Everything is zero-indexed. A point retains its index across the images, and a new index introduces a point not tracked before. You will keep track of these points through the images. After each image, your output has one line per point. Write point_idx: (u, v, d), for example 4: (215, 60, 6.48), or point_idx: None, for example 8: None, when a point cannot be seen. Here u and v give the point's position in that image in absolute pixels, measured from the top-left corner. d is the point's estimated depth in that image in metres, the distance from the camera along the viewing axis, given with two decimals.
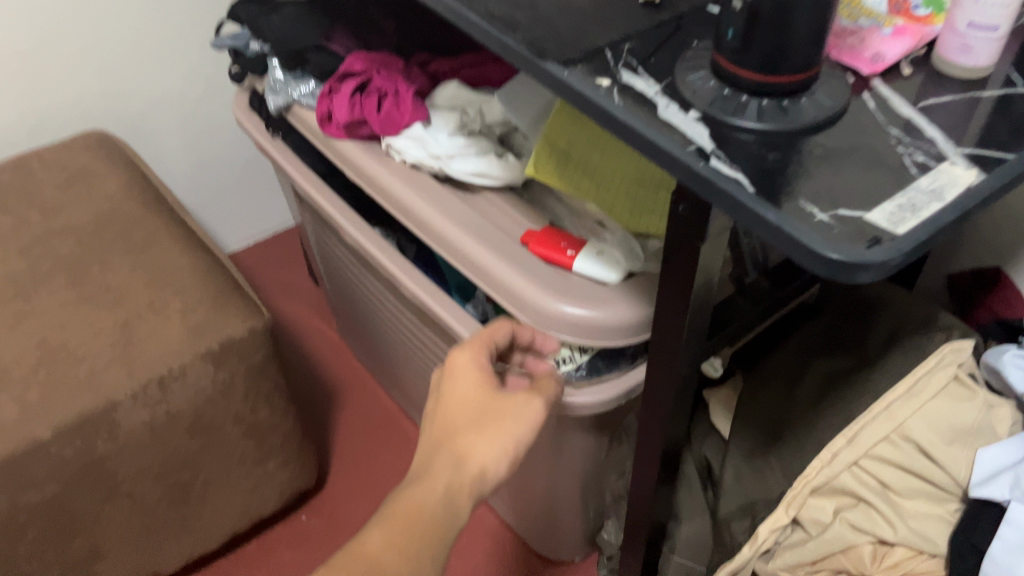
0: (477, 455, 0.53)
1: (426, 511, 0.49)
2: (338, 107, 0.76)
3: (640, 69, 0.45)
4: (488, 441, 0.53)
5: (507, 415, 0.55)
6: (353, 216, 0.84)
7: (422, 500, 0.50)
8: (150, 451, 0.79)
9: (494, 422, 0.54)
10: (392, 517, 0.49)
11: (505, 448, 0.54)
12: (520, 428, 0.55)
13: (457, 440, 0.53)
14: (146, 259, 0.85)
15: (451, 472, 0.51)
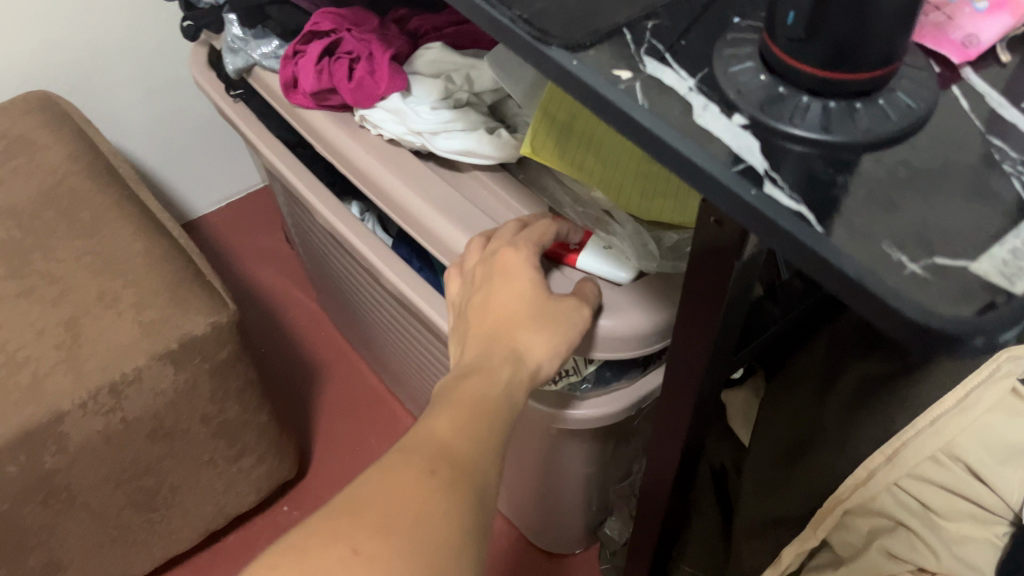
0: (532, 348, 0.50)
1: (491, 400, 0.46)
2: (304, 74, 0.65)
3: (669, 58, 0.36)
4: (542, 339, 0.50)
5: (559, 318, 0.51)
6: (324, 193, 0.74)
7: (485, 383, 0.47)
8: (107, 460, 0.72)
9: (548, 323, 0.50)
10: (455, 405, 0.46)
11: (556, 348, 0.50)
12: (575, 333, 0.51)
13: (510, 335, 0.50)
14: (95, 244, 0.75)
15: (511, 368, 0.48)
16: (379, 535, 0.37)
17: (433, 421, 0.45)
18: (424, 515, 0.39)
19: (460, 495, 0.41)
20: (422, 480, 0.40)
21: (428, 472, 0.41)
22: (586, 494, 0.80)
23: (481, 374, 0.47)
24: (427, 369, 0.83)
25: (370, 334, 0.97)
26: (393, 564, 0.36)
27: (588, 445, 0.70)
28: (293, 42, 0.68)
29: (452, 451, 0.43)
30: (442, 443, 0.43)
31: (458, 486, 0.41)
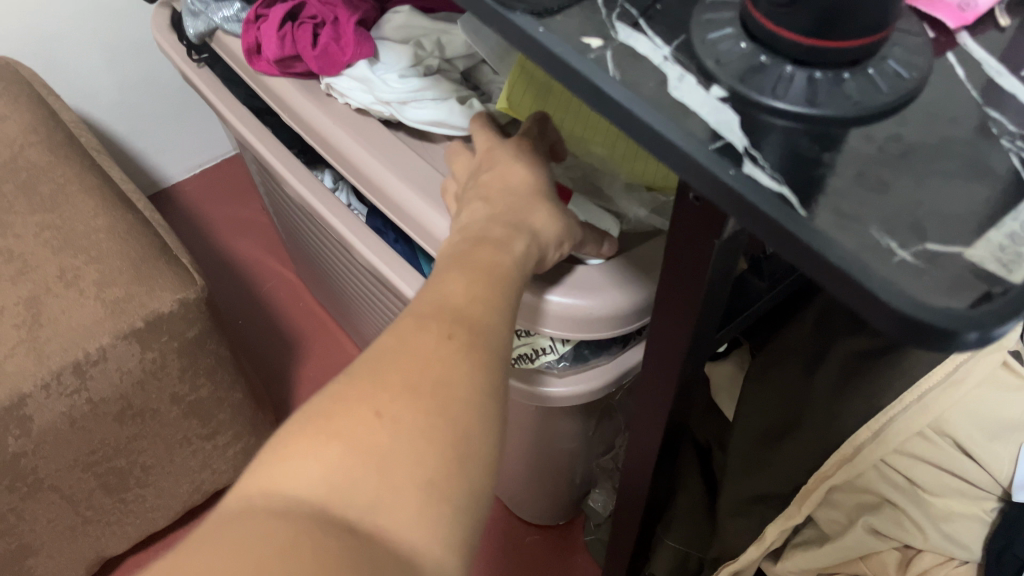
0: (547, 229, 0.46)
1: (504, 271, 0.41)
2: (266, 40, 0.62)
3: (642, 24, 0.33)
4: (557, 225, 0.46)
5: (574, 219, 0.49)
6: (294, 164, 0.71)
7: (503, 253, 0.42)
8: (74, 442, 0.69)
9: (563, 213, 0.47)
10: (465, 270, 0.40)
11: (567, 241, 0.48)
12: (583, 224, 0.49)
13: (528, 212, 0.45)
14: (56, 219, 0.72)
15: (525, 241, 0.43)
16: (398, 397, 0.33)
17: (440, 286, 0.39)
18: (443, 380, 0.34)
19: (480, 360, 0.36)
20: (438, 343, 0.35)
21: (444, 335, 0.36)
22: (570, 469, 0.79)
23: (495, 243, 0.42)
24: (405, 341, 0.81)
25: (347, 303, 0.95)
26: (417, 430, 0.32)
27: (569, 422, 0.68)
28: (256, 7, 0.65)
29: (468, 315, 0.37)
30: (458, 306, 0.38)
31: (476, 352, 0.36)
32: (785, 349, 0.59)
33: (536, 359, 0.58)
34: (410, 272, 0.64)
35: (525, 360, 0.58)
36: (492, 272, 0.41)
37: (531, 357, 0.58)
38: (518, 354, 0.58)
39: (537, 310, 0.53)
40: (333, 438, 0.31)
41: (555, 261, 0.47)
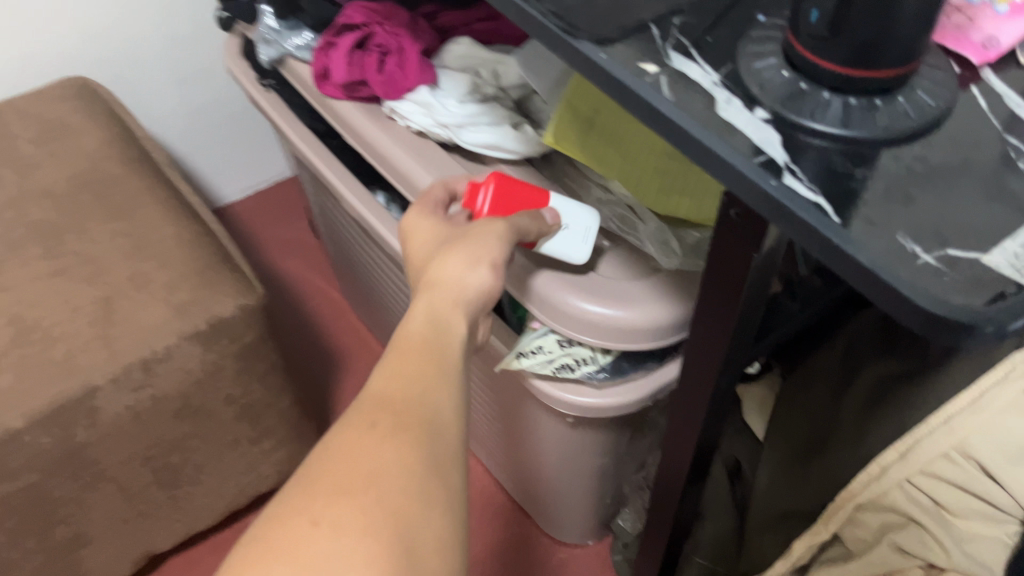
0: (455, 270, 0.47)
1: (421, 342, 0.43)
2: (335, 66, 0.67)
3: (694, 53, 0.37)
4: (461, 259, 0.48)
5: (481, 233, 0.49)
6: (352, 182, 0.76)
7: (422, 333, 0.44)
8: (135, 436, 0.74)
9: (467, 244, 0.49)
10: (389, 358, 0.42)
11: (488, 262, 0.48)
12: (494, 238, 0.49)
13: (428, 273, 0.48)
14: (129, 228, 0.77)
15: (433, 300, 0.46)
16: (331, 500, 0.34)
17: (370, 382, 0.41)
18: (375, 468, 0.36)
19: (408, 436, 0.38)
20: (365, 434, 0.37)
21: (367, 426, 0.38)
22: (601, 486, 0.81)
23: (410, 321, 0.45)
24: None
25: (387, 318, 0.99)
26: (356, 526, 0.34)
27: (604, 436, 0.71)
28: (327, 34, 0.69)
29: (393, 400, 0.39)
30: (382, 395, 0.40)
31: (403, 432, 0.37)
32: (815, 375, 0.64)
33: (577, 370, 0.60)
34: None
35: (567, 370, 0.60)
36: (408, 348, 0.43)
37: (573, 368, 0.60)
38: (560, 365, 0.60)
39: (571, 319, 0.57)
40: (276, 555, 0.33)
41: (485, 286, 0.48)
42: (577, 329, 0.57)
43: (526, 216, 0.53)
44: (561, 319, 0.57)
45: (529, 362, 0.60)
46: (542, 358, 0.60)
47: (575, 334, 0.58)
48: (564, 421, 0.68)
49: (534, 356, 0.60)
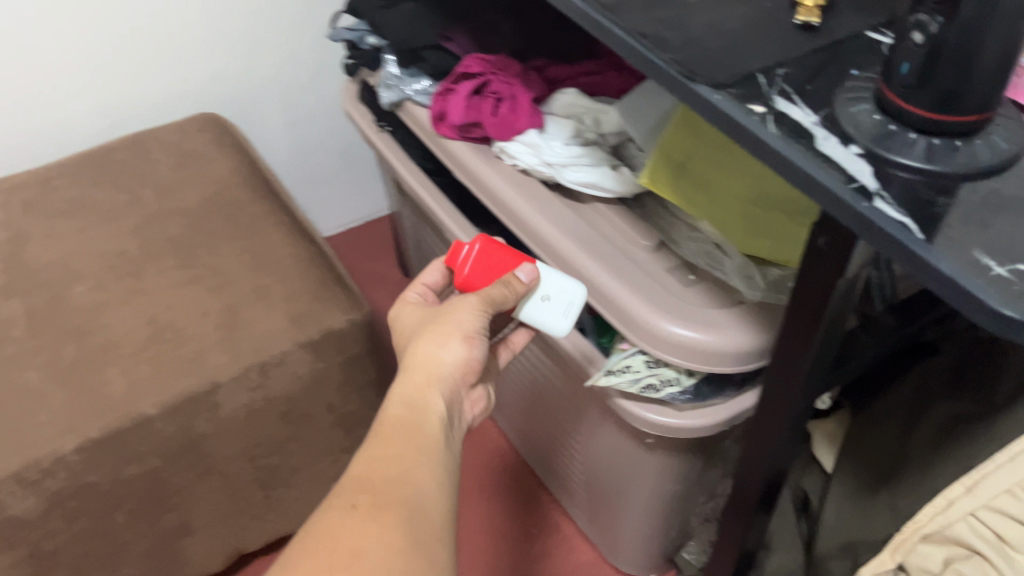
0: (429, 353, 0.58)
1: (401, 424, 0.54)
2: (453, 108, 0.75)
3: (796, 98, 0.43)
4: (434, 339, 0.59)
5: (456, 311, 0.59)
6: (454, 214, 0.83)
7: (402, 415, 0.54)
8: (246, 433, 0.81)
9: (442, 324, 0.59)
10: (374, 446, 0.52)
11: (461, 336, 0.59)
12: (465, 314, 0.59)
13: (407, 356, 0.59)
14: (253, 247, 0.86)
15: (410, 384, 0.57)
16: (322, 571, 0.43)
17: (358, 469, 0.50)
18: (363, 541, 0.45)
19: (386, 516, 0.46)
20: (349, 515, 0.46)
21: (351, 507, 0.47)
22: (669, 514, 0.85)
23: (392, 401, 0.56)
24: (524, 380, 0.92)
25: None
26: None
27: (678, 461, 0.76)
28: (446, 81, 0.78)
29: (373, 484, 0.49)
30: (365, 480, 0.49)
31: (383, 510, 0.47)
32: (882, 412, 0.67)
33: (661, 390, 0.65)
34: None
35: (652, 390, 0.65)
36: (392, 431, 0.53)
37: (657, 388, 0.65)
38: (645, 385, 0.65)
39: (657, 340, 0.63)
40: None
41: (460, 359, 0.58)
42: (661, 348, 0.63)
43: (501, 287, 0.60)
44: (652, 339, 0.63)
45: (617, 379, 0.65)
46: (630, 377, 0.65)
47: (659, 353, 0.63)
48: (642, 443, 0.73)
49: (622, 374, 0.65)
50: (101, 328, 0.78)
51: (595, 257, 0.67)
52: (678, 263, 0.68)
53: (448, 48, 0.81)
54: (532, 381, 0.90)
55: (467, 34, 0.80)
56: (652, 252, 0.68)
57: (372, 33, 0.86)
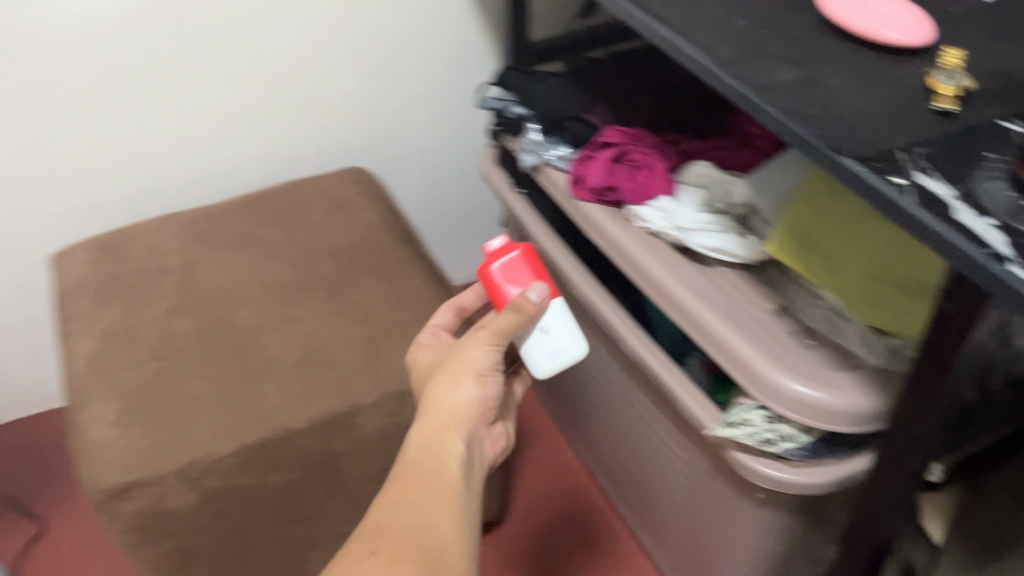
0: (447, 394, 0.67)
1: (416, 467, 0.63)
2: (593, 173, 0.82)
3: (935, 174, 0.48)
4: (445, 383, 0.68)
5: (462, 356, 0.68)
6: (582, 271, 0.90)
7: (418, 462, 0.64)
8: (376, 456, 0.88)
9: (453, 370, 0.68)
10: (396, 489, 0.62)
11: (474, 377, 0.68)
12: (479, 354, 0.68)
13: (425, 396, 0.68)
14: (395, 287, 0.95)
15: (428, 429, 0.66)
16: None
17: (382, 513, 0.60)
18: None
19: (399, 557, 0.56)
20: (367, 562, 0.56)
21: (370, 553, 0.56)
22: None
23: (407, 451, 0.65)
24: (634, 438, 0.98)
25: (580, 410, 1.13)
26: None
27: (784, 521, 0.79)
28: (585, 150, 0.85)
29: (390, 534, 0.58)
30: (382, 530, 0.58)
31: (401, 560, 0.56)
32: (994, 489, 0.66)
33: (777, 445, 0.69)
34: (675, 367, 0.80)
35: (769, 444, 0.69)
36: (410, 474, 0.63)
37: (773, 443, 0.69)
38: (763, 438, 0.69)
39: (779, 395, 0.67)
40: None
41: (474, 396, 0.68)
42: (781, 403, 0.67)
43: (512, 315, 0.67)
44: (770, 394, 0.67)
45: (737, 431, 0.70)
46: (748, 430, 0.69)
47: (779, 408, 0.68)
48: (749, 499, 0.77)
49: (741, 427, 0.70)
50: (260, 349, 0.88)
51: (720, 316, 0.72)
52: (798, 327, 0.72)
53: (588, 119, 0.89)
54: (639, 432, 0.96)
55: (608, 107, 0.90)
56: (773, 315, 0.73)
57: (519, 103, 0.94)
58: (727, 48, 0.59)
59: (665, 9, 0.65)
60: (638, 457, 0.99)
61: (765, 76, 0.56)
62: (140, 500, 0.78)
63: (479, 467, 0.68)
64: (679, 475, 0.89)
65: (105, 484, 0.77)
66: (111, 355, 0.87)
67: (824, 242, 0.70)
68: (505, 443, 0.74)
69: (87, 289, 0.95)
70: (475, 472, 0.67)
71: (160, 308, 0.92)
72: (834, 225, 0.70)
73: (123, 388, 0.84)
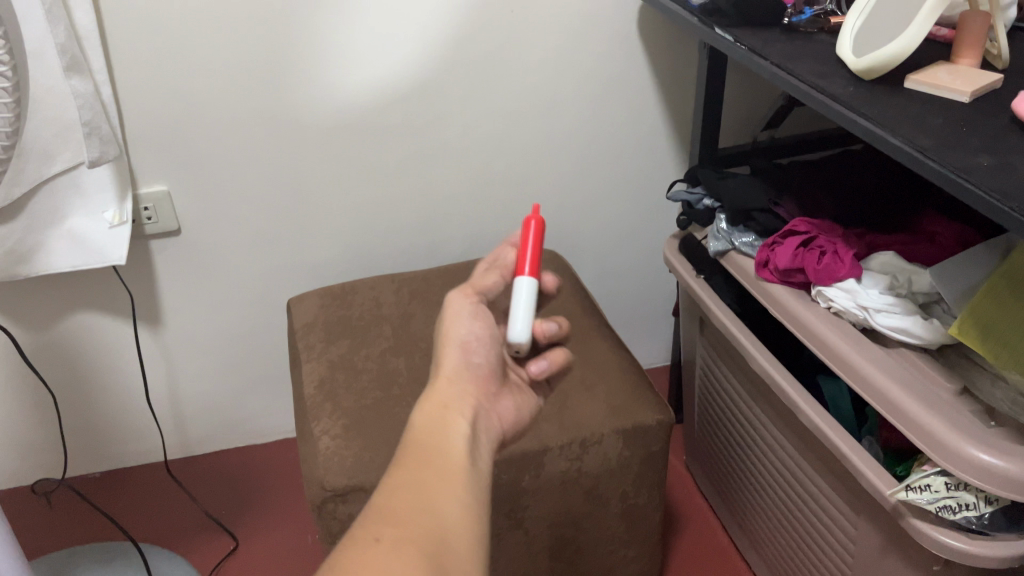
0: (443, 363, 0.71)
1: (426, 454, 0.62)
2: (781, 255, 0.91)
3: None
4: (437, 356, 0.72)
5: (450, 320, 0.74)
6: (760, 347, 0.97)
7: (421, 444, 0.63)
8: (555, 499, 0.96)
9: (441, 339, 0.73)
10: (404, 477, 0.60)
11: (460, 344, 0.72)
12: (459, 322, 0.73)
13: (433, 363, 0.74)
14: (582, 349, 1.04)
15: (430, 412, 0.66)
16: None
17: (394, 500, 0.58)
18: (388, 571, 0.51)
19: (404, 546, 0.53)
20: (372, 548, 0.53)
21: (374, 541, 0.54)
22: None
23: (410, 434, 0.65)
24: (797, 516, 1.01)
25: (740, 493, 1.17)
26: None
27: None
28: (773, 236, 0.95)
29: (394, 521, 0.56)
30: (383, 518, 0.56)
31: (410, 543, 0.54)
32: None
33: (958, 512, 0.72)
34: (856, 444, 0.84)
35: (948, 511, 0.72)
36: (420, 461, 0.61)
37: (954, 509, 0.72)
38: (943, 504, 0.73)
39: (959, 460, 0.71)
40: None
41: (458, 360, 0.72)
42: (962, 467, 0.71)
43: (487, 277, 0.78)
44: (956, 460, 0.72)
45: (916, 494, 0.74)
46: (929, 493, 0.73)
47: (960, 473, 0.71)
48: (922, 573, 0.79)
49: (921, 491, 0.74)
50: None
51: (909, 392, 0.78)
52: (979, 407, 0.76)
53: (778, 212, 0.99)
54: (805, 513, 0.99)
55: (796, 202, 0.98)
56: (955, 395, 0.77)
57: (707, 196, 1.05)
58: (926, 139, 0.68)
59: (865, 105, 0.74)
60: (802, 539, 1.01)
61: (962, 161, 0.64)
62: (353, 504, 0.89)
63: (489, 440, 0.69)
64: (846, 552, 0.91)
65: (329, 484, 0.88)
66: (336, 381, 1.01)
67: (1008, 330, 0.75)
68: (522, 414, 0.76)
69: (318, 327, 1.11)
70: (484, 445, 0.67)
71: (379, 347, 1.06)
72: (1017, 316, 0.75)
73: (346, 408, 0.97)
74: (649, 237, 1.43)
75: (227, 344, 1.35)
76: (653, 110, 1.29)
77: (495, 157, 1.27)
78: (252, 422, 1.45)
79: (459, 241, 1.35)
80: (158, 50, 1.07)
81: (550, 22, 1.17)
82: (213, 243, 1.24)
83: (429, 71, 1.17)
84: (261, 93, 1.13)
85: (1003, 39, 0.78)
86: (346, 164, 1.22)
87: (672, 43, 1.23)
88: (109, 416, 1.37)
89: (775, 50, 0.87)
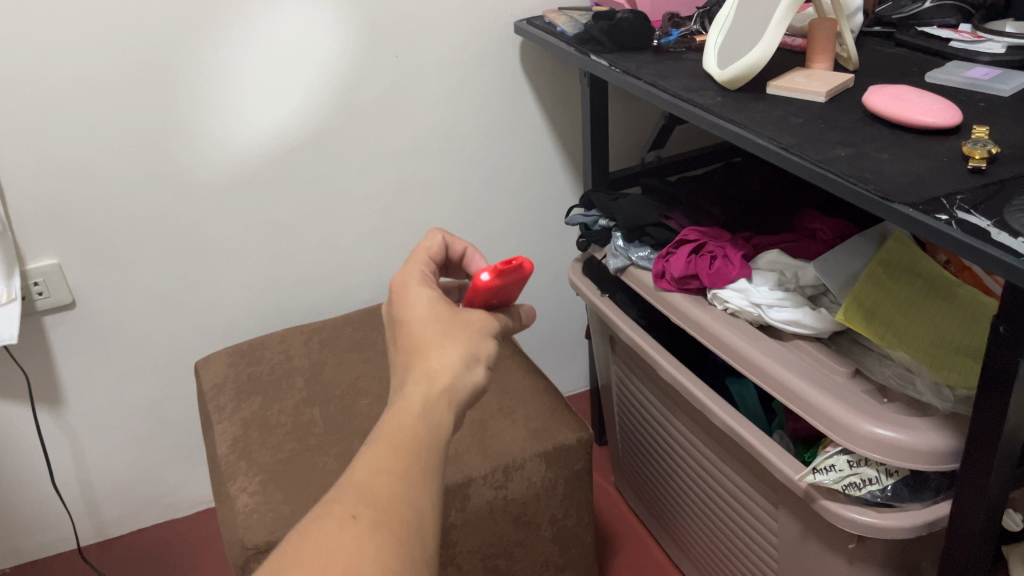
0: (462, 370, 0.56)
1: (420, 423, 0.53)
2: (675, 264, 0.95)
3: (973, 211, 0.58)
4: (465, 356, 0.57)
5: (478, 334, 0.59)
6: (666, 355, 1.00)
7: (410, 424, 0.53)
8: (486, 530, 0.95)
9: (461, 345, 0.57)
10: (386, 442, 0.52)
11: (479, 360, 0.58)
12: (487, 343, 0.59)
13: (438, 351, 0.56)
14: (497, 377, 1.06)
15: (432, 395, 0.54)
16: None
17: (371, 472, 0.50)
18: (355, 558, 0.47)
19: (379, 534, 0.48)
20: (347, 528, 0.48)
21: (350, 518, 0.48)
22: None
23: (400, 408, 0.53)
24: (722, 518, 1.03)
25: (667, 504, 1.19)
26: None
27: None
28: (666, 248, 0.98)
29: (376, 494, 0.49)
30: (365, 486, 0.50)
31: (383, 530, 0.48)
32: None
33: (863, 488, 0.75)
34: (768, 439, 0.86)
35: (854, 487, 0.76)
36: (406, 425, 0.53)
37: (860, 486, 0.75)
38: (848, 481, 0.76)
39: (862, 442, 0.74)
40: None
41: (475, 384, 0.57)
42: (867, 446, 0.74)
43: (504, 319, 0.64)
44: (860, 440, 0.74)
45: (822, 475, 0.77)
46: (834, 473, 0.77)
47: (865, 452, 0.75)
48: (842, 554, 0.82)
49: (827, 471, 0.77)
50: None
51: (806, 378, 0.81)
52: (872, 387, 0.79)
53: (668, 224, 1.02)
54: (729, 514, 1.01)
55: (685, 214, 1.02)
56: (850, 377, 0.80)
57: (602, 217, 1.08)
58: (789, 137, 0.72)
59: (732, 113, 0.78)
60: (729, 540, 1.03)
61: (822, 154, 0.69)
62: None
63: None
64: (770, 546, 0.94)
65: (250, 542, 0.86)
66: (250, 438, 0.99)
67: (886, 318, 0.79)
68: None
69: (228, 386, 1.08)
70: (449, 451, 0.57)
71: (292, 399, 1.05)
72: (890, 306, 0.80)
73: (263, 463, 0.95)
74: (555, 265, 1.46)
75: (136, 417, 1.30)
76: (545, 141, 1.33)
77: (397, 200, 1.28)
78: (170, 497, 1.39)
79: (368, 287, 1.35)
80: (36, 120, 1.04)
81: (434, 64, 1.19)
82: (113, 314, 1.21)
83: (319, 120, 1.17)
84: (148, 155, 1.11)
85: (850, 42, 0.84)
86: (245, 221, 1.21)
87: (556, 75, 1.28)
88: (15, 509, 1.30)
89: (648, 71, 0.92)
